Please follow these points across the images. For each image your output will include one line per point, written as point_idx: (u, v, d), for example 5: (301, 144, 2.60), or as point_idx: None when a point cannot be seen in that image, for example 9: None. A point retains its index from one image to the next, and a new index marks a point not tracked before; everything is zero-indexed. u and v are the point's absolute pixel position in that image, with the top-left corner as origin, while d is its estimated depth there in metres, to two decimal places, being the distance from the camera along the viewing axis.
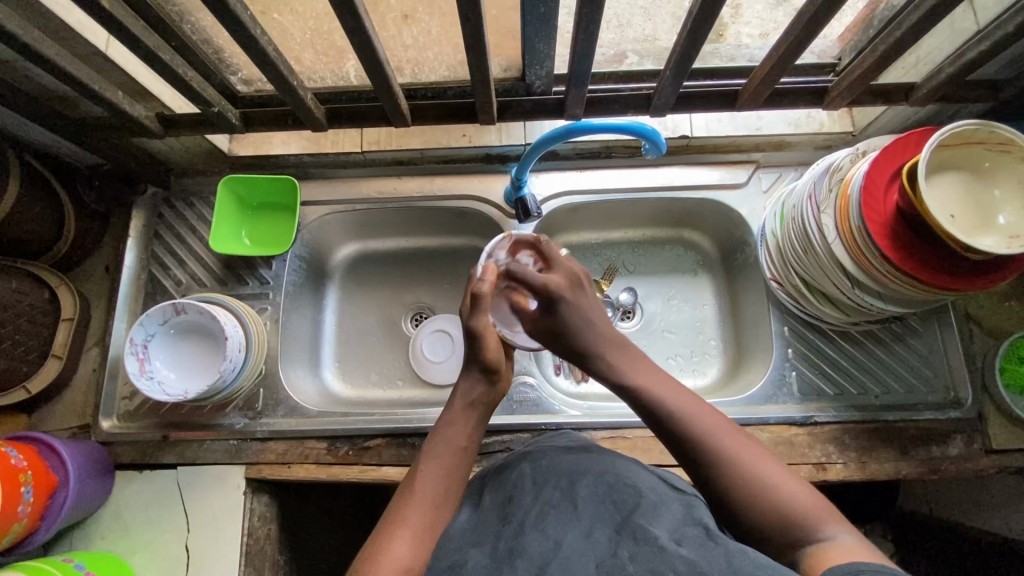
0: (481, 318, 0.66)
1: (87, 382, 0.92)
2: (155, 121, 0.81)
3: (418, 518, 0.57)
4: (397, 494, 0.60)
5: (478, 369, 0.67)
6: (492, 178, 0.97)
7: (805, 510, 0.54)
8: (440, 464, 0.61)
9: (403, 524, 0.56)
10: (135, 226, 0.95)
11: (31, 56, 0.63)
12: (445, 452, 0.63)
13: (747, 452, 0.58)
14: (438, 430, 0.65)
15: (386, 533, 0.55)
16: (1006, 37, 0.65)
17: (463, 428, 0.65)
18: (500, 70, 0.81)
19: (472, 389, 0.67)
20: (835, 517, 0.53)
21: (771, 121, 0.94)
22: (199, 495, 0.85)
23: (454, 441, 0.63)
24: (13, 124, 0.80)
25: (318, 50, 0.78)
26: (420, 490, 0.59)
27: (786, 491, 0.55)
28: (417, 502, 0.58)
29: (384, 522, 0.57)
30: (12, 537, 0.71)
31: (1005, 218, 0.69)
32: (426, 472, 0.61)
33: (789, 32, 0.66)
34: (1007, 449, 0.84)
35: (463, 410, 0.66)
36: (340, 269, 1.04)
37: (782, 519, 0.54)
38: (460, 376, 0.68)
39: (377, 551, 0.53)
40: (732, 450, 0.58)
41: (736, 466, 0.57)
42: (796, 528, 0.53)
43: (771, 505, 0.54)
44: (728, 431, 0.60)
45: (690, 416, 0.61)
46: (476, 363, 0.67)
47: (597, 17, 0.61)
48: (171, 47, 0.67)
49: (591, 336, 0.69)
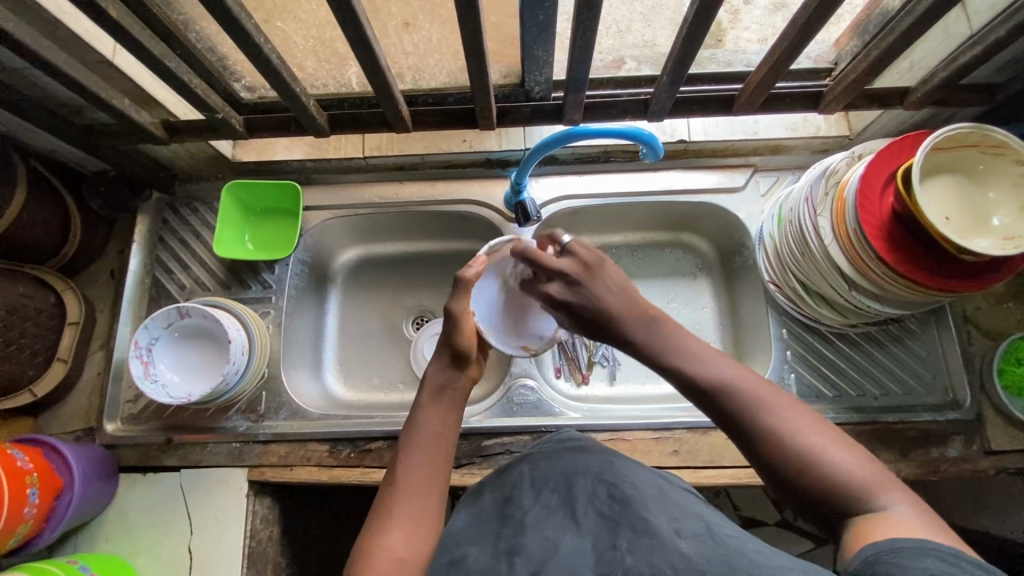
0: (460, 302, 0.70)
1: (92, 385, 0.93)
2: (160, 128, 0.82)
3: (406, 508, 0.59)
4: (383, 486, 0.62)
5: (447, 354, 0.70)
6: (491, 182, 0.98)
7: (861, 483, 0.51)
8: (420, 452, 0.63)
9: (392, 515, 0.58)
10: (139, 231, 0.96)
11: (40, 64, 0.64)
12: (424, 438, 0.64)
13: (796, 419, 0.55)
14: (413, 419, 0.66)
15: (377, 527, 0.58)
16: (999, 41, 0.66)
17: (439, 411, 0.67)
18: (499, 77, 0.83)
19: (440, 377, 0.69)
20: (892, 484, 0.51)
21: (768, 125, 0.95)
22: (202, 497, 0.85)
23: (428, 425, 0.65)
24: (21, 132, 0.82)
25: (321, 57, 0.80)
26: (405, 478, 0.61)
27: (840, 458, 0.52)
28: (403, 493, 0.60)
29: (373, 514, 0.60)
30: (17, 538, 0.72)
31: (1000, 220, 0.70)
32: (408, 459, 0.63)
33: (784, 36, 0.67)
34: (1007, 450, 0.84)
35: (434, 396, 0.68)
36: (342, 272, 1.05)
37: (834, 488, 0.51)
38: (431, 363, 0.71)
39: (370, 547, 0.56)
40: (782, 417, 0.55)
41: (784, 434, 0.54)
42: (849, 498, 0.50)
43: (821, 474, 0.52)
44: (775, 397, 0.57)
45: (733, 384, 0.58)
46: (445, 346, 0.70)
47: (594, 24, 0.62)
48: (176, 55, 0.68)
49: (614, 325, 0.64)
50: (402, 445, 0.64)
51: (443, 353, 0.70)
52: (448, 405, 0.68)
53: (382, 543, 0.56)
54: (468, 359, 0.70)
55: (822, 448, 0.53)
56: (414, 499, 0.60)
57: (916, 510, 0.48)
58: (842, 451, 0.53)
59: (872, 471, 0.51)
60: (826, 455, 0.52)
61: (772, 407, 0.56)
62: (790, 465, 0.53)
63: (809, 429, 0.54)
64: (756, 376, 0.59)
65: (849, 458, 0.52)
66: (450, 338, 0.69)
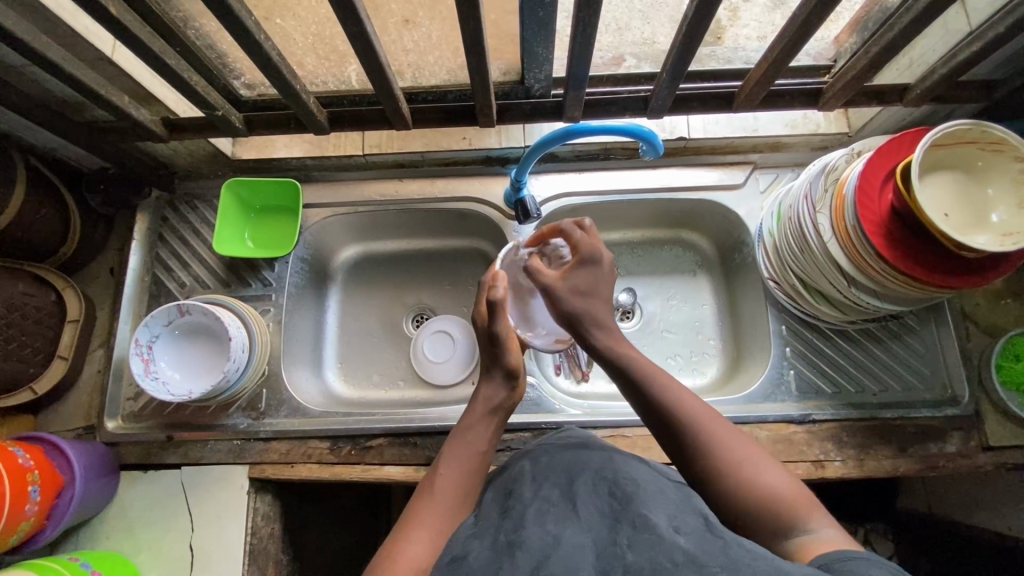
0: (502, 323, 0.70)
1: (93, 383, 0.93)
2: (160, 125, 0.82)
3: (436, 516, 0.60)
4: (417, 492, 0.63)
5: (500, 373, 0.72)
6: (491, 180, 0.98)
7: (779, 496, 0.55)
8: (458, 467, 0.64)
9: (423, 522, 0.59)
10: (139, 229, 0.96)
11: (39, 61, 0.64)
12: (465, 453, 0.65)
13: (733, 443, 0.59)
14: (460, 433, 0.68)
15: (407, 532, 0.58)
16: (998, 37, 0.66)
17: (484, 433, 0.68)
18: (499, 73, 0.83)
19: (490, 395, 0.71)
20: (816, 509, 0.54)
21: (767, 122, 0.95)
22: (203, 494, 0.86)
23: (474, 445, 0.67)
24: (20, 129, 0.82)
25: (321, 54, 0.79)
26: (441, 489, 0.62)
27: (771, 481, 0.56)
28: (437, 503, 0.61)
29: (403, 518, 0.60)
30: (19, 535, 0.72)
31: (998, 216, 0.70)
32: (447, 472, 0.64)
33: (784, 33, 0.67)
34: (1005, 446, 0.84)
35: (480, 416, 0.69)
36: (342, 270, 1.05)
37: (765, 509, 0.54)
38: (483, 382, 0.72)
39: (398, 550, 0.56)
40: (719, 439, 0.59)
41: (721, 457, 0.58)
42: (778, 519, 0.53)
43: (753, 495, 0.55)
44: (714, 420, 0.61)
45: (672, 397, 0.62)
46: (499, 367, 0.72)
47: (594, 21, 0.62)
48: (176, 52, 0.68)
49: (597, 334, 0.68)
50: (441, 457, 0.66)
51: (495, 374, 0.72)
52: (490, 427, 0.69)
53: (411, 548, 0.56)
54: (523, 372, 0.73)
55: (755, 471, 0.56)
56: (445, 510, 0.61)
57: (838, 532, 0.51)
58: (772, 474, 0.56)
59: (798, 495, 0.55)
60: (757, 478, 0.56)
61: (712, 429, 0.60)
62: (723, 485, 0.57)
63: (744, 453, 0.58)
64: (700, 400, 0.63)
65: (780, 482, 0.56)
66: (502, 359, 0.71)
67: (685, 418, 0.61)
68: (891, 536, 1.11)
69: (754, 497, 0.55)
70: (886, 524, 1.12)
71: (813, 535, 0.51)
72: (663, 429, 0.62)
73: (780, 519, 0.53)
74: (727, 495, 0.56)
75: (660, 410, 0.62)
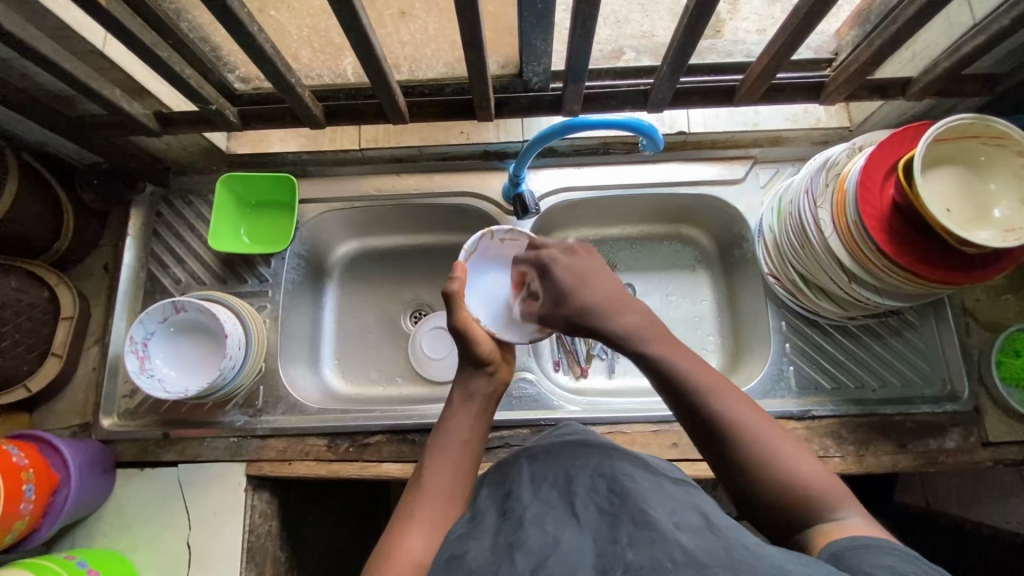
0: (460, 313, 0.72)
1: (88, 380, 0.92)
2: (153, 119, 0.81)
3: (428, 509, 0.60)
4: (407, 490, 0.64)
5: (470, 366, 0.73)
6: (489, 175, 0.97)
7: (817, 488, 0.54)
8: (445, 456, 0.65)
9: (414, 518, 0.59)
10: (133, 225, 0.95)
11: (28, 54, 0.63)
12: (449, 443, 0.66)
13: (765, 428, 0.57)
14: (441, 426, 0.69)
15: (399, 529, 0.58)
16: (1003, 30, 0.65)
17: (466, 419, 0.69)
18: (498, 67, 0.81)
19: (467, 385, 0.72)
20: (847, 496, 0.54)
21: (768, 116, 0.94)
22: (200, 492, 0.85)
23: (455, 433, 0.67)
24: (11, 124, 0.80)
25: (316, 47, 0.78)
26: (429, 483, 0.63)
27: (803, 469, 0.55)
28: (426, 497, 0.61)
29: (396, 518, 0.60)
30: (13, 534, 0.72)
31: (1001, 211, 0.69)
32: (433, 465, 0.64)
33: (785, 26, 0.66)
34: (1004, 441, 0.84)
35: (461, 403, 0.70)
36: (339, 266, 1.04)
37: (800, 498, 0.54)
38: (458, 374, 0.73)
39: (390, 548, 0.56)
40: (751, 424, 0.57)
41: (754, 444, 0.56)
42: (813, 509, 0.53)
43: (788, 484, 0.54)
44: (744, 403, 0.59)
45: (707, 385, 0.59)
46: (466, 359, 0.73)
47: (593, 14, 0.61)
48: (168, 45, 0.67)
49: (586, 297, 0.68)
50: (428, 450, 0.66)
51: (464, 364, 0.73)
52: (472, 413, 0.70)
53: (404, 545, 0.56)
54: (494, 363, 0.73)
55: (788, 458, 0.56)
56: (437, 502, 0.61)
57: (867, 520, 0.52)
58: (804, 461, 0.56)
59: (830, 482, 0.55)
60: (791, 466, 0.55)
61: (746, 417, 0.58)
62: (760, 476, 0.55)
63: (775, 438, 0.57)
64: (726, 381, 0.61)
65: (812, 469, 0.55)
66: (470, 351, 0.72)
67: (715, 403, 0.58)
68: None
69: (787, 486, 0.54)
70: None
71: (847, 522, 0.52)
72: (688, 413, 0.60)
73: (814, 509, 0.53)
74: (759, 484, 0.55)
75: (688, 395, 0.59)
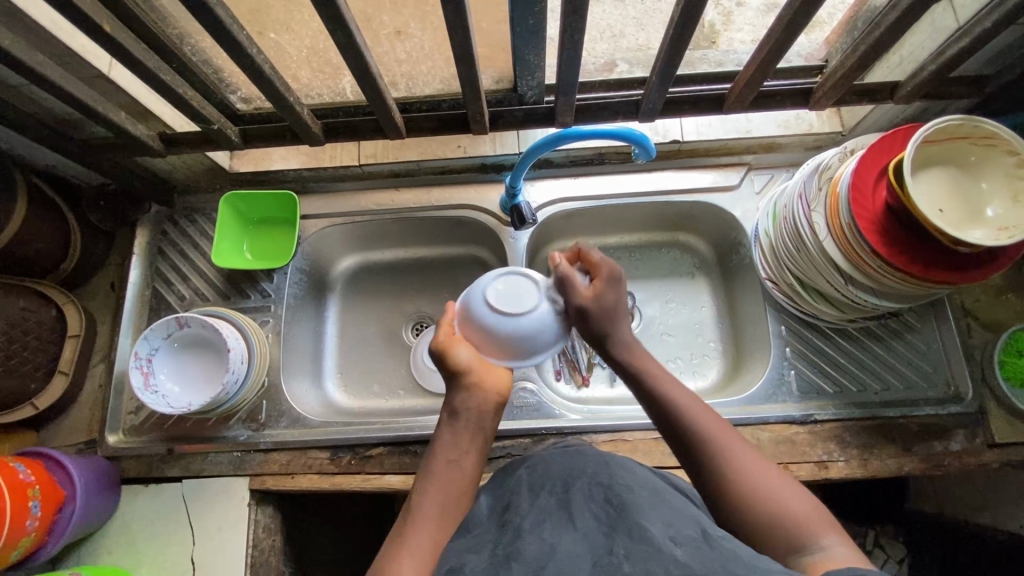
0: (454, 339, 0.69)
1: (94, 398, 0.93)
2: (157, 140, 0.83)
3: (416, 537, 0.58)
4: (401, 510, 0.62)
5: (462, 377, 0.67)
6: (487, 187, 0.99)
7: (800, 517, 0.55)
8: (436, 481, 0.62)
9: (406, 544, 0.58)
10: (138, 244, 0.97)
11: (38, 80, 0.65)
12: (444, 466, 0.63)
13: (747, 457, 0.60)
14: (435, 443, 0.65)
15: (391, 554, 0.57)
16: (985, 33, 0.66)
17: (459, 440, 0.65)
18: (492, 82, 0.83)
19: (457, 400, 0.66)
20: (830, 524, 0.55)
21: (760, 123, 0.95)
22: (205, 506, 0.86)
23: (448, 456, 0.64)
24: (20, 147, 0.82)
25: (315, 67, 0.80)
26: (423, 504, 0.61)
27: (789, 500, 0.57)
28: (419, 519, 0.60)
29: (390, 539, 0.59)
30: (20, 551, 0.72)
31: (994, 210, 0.70)
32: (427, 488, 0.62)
33: (770, 35, 0.67)
34: (1011, 442, 0.83)
35: (449, 425, 0.66)
36: (341, 281, 1.06)
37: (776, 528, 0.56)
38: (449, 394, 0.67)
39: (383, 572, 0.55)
40: (728, 450, 0.61)
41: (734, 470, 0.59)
42: (793, 540, 0.54)
43: (767, 511, 0.56)
44: (731, 437, 0.62)
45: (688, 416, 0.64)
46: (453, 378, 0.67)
47: (581, 27, 0.63)
48: (171, 68, 0.69)
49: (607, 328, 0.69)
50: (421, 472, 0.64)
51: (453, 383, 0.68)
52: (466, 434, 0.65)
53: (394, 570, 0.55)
54: (478, 373, 0.67)
55: (770, 490, 0.58)
56: (430, 527, 0.59)
57: (851, 549, 0.53)
58: (792, 497, 0.57)
59: (818, 515, 0.56)
60: (769, 494, 0.57)
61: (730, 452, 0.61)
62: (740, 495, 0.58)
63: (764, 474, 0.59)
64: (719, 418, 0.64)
65: (795, 501, 0.57)
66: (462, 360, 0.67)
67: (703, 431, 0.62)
68: (902, 538, 1.08)
69: (767, 515, 0.56)
70: (897, 526, 1.10)
71: (828, 552, 0.52)
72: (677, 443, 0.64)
73: (788, 538, 0.55)
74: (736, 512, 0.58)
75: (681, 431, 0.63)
